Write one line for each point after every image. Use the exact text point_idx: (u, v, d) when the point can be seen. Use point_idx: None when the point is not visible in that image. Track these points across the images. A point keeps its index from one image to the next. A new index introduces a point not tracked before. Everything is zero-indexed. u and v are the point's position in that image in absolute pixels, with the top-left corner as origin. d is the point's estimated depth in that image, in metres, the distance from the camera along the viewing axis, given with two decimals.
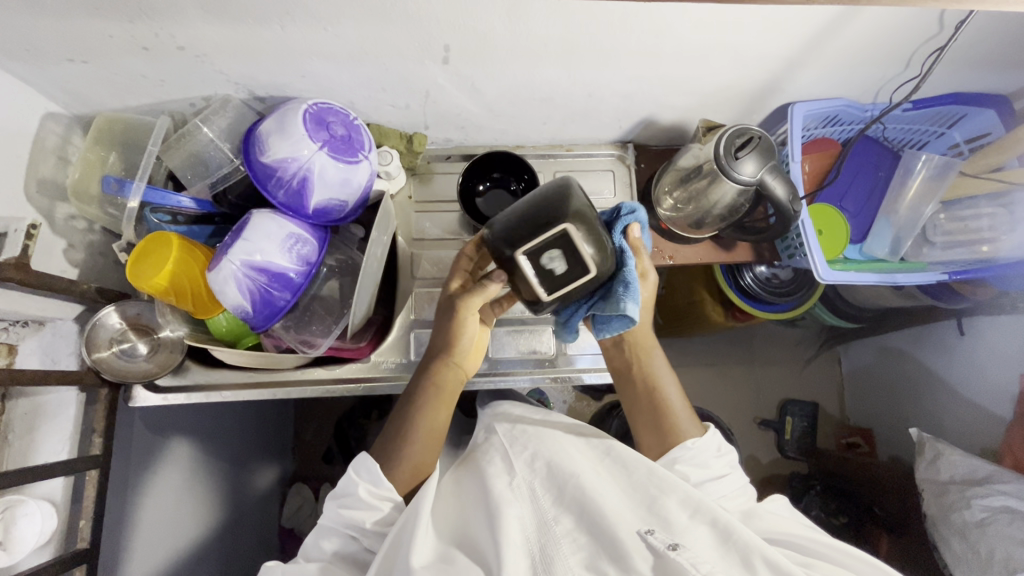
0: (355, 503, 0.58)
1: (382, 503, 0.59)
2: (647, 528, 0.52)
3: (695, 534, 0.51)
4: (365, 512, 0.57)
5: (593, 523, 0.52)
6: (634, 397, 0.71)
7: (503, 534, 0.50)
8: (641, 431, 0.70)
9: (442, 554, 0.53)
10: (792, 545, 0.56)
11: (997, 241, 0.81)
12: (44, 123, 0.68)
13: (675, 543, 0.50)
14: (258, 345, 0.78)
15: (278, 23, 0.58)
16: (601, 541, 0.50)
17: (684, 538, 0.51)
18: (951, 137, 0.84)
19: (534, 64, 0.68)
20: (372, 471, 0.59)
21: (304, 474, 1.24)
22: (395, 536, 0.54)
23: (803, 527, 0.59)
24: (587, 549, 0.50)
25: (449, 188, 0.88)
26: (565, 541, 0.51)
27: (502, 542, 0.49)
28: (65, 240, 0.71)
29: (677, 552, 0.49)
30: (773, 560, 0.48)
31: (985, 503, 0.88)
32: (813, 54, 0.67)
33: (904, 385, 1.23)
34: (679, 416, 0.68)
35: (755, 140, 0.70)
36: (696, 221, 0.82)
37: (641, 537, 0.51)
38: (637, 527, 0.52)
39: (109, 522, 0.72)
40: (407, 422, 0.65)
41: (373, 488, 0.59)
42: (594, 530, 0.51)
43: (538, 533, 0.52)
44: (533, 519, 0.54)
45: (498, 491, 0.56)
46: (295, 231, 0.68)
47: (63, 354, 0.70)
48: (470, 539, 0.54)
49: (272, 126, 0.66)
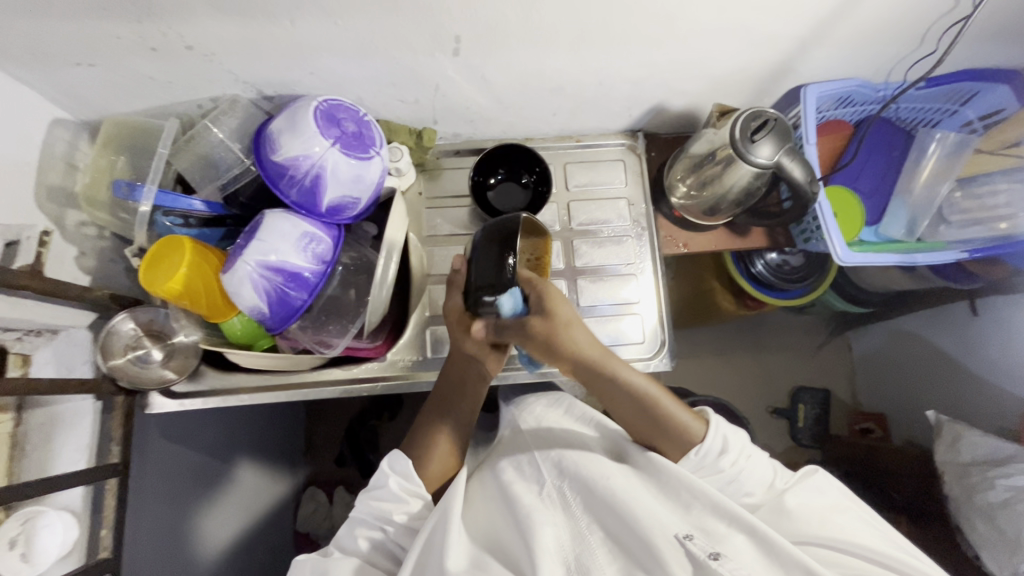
0: (378, 496, 0.59)
1: (413, 500, 0.59)
2: (686, 533, 0.51)
3: (734, 541, 0.50)
4: (394, 506, 0.58)
5: (626, 531, 0.51)
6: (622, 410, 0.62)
7: (536, 543, 0.50)
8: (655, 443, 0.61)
9: (474, 559, 0.52)
10: (829, 550, 0.54)
11: (1016, 218, 0.80)
12: (51, 129, 0.68)
13: (715, 552, 0.49)
14: (272, 345, 0.77)
15: (288, 19, 0.57)
16: (635, 551, 0.50)
17: (725, 547, 0.50)
18: (964, 114, 0.83)
19: (544, 53, 0.67)
20: (404, 465, 0.60)
21: (318, 478, 1.24)
22: (425, 538, 0.54)
23: (840, 527, 0.56)
24: (621, 560, 0.50)
25: (459, 183, 0.87)
26: (601, 551, 0.51)
27: (535, 552, 0.49)
28: (75, 247, 0.70)
29: (718, 563, 0.48)
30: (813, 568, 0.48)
31: (1009, 483, 0.87)
32: (827, 33, 0.66)
33: (918, 369, 1.23)
34: (675, 418, 0.60)
35: (772, 122, 0.69)
36: (711, 208, 0.81)
37: (679, 543, 0.50)
38: (676, 532, 0.51)
39: (130, 530, 0.71)
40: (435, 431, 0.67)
41: (404, 484, 0.60)
42: (629, 538, 0.51)
43: (573, 542, 0.52)
44: (568, 530, 0.53)
45: (528, 500, 0.55)
46: (309, 229, 0.68)
47: (78, 362, 0.69)
48: (502, 545, 0.54)
49: (283, 123, 0.65)
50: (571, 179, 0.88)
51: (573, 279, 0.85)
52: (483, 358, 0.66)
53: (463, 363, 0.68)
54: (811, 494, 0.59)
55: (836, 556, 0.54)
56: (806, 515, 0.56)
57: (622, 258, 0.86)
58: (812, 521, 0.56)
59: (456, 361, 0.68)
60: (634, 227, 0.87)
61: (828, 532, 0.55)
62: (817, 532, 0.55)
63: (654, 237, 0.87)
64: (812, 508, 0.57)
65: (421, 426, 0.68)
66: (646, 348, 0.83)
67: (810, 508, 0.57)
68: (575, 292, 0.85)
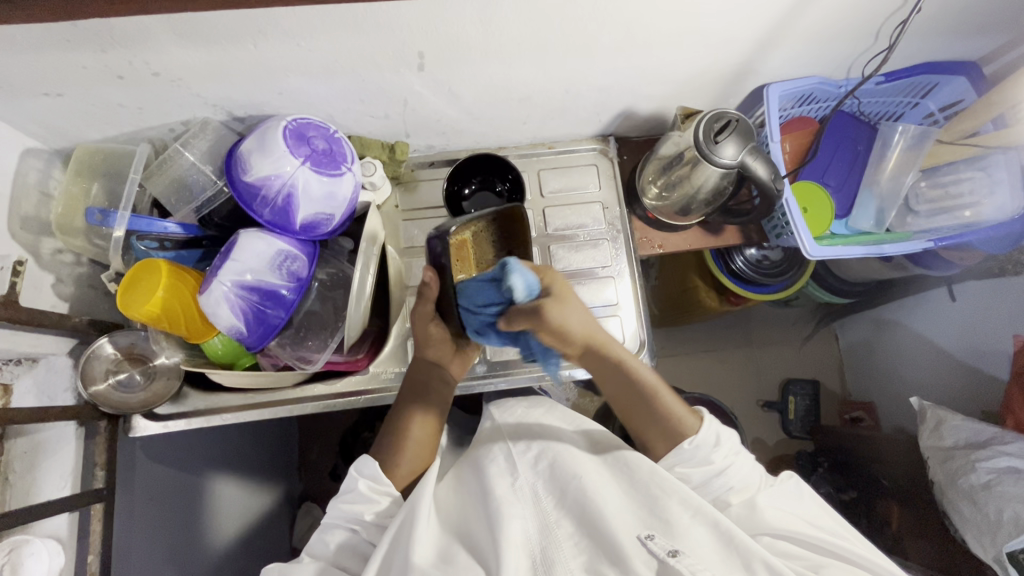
0: (349, 499, 0.61)
1: (382, 498, 0.61)
2: (648, 533, 0.52)
3: (694, 537, 0.51)
4: (364, 506, 0.60)
5: (592, 525, 0.52)
6: (618, 387, 0.62)
7: (504, 536, 0.50)
8: (641, 422, 0.63)
9: (443, 552, 0.53)
10: (795, 545, 0.55)
11: (979, 205, 0.83)
12: (24, 158, 0.68)
13: (675, 550, 0.49)
14: (255, 364, 0.78)
15: (251, 43, 0.58)
16: (601, 545, 0.50)
17: (684, 543, 0.50)
18: (926, 106, 0.86)
19: (508, 65, 0.68)
20: (373, 468, 0.62)
21: (312, 493, 1.24)
22: (391, 539, 0.55)
23: (809, 529, 0.57)
24: (587, 552, 0.51)
25: (434, 195, 0.88)
26: (567, 544, 0.51)
27: (501, 544, 0.49)
28: (53, 275, 0.71)
29: (677, 560, 0.48)
30: (773, 565, 0.48)
31: (990, 465, 0.88)
32: (782, 35, 0.68)
33: (902, 356, 1.24)
34: (670, 409, 0.62)
35: (733, 123, 0.71)
36: (682, 208, 0.83)
37: (642, 543, 0.50)
38: (637, 532, 0.51)
39: (117, 555, 0.71)
40: (405, 421, 0.68)
41: (373, 484, 0.61)
42: (596, 534, 0.51)
43: (541, 535, 0.52)
44: (536, 522, 0.53)
45: (501, 491, 0.56)
46: (284, 247, 0.69)
47: (60, 390, 0.70)
48: (471, 537, 0.55)
49: (253, 144, 0.66)
50: (546, 185, 0.89)
51: None
52: (446, 363, 0.71)
53: (424, 370, 0.71)
54: (781, 497, 0.60)
55: (804, 552, 0.54)
56: (771, 514, 0.58)
57: (600, 261, 0.87)
58: (781, 520, 0.57)
59: (419, 365, 0.71)
60: (610, 230, 0.88)
61: (791, 528, 0.56)
62: (786, 529, 0.56)
63: (629, 239, 0.88)
64: (778, 509, 0.58)
65: (388, 429, 0.69)
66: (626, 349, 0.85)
67: (775, 510, 0.58)
68: None
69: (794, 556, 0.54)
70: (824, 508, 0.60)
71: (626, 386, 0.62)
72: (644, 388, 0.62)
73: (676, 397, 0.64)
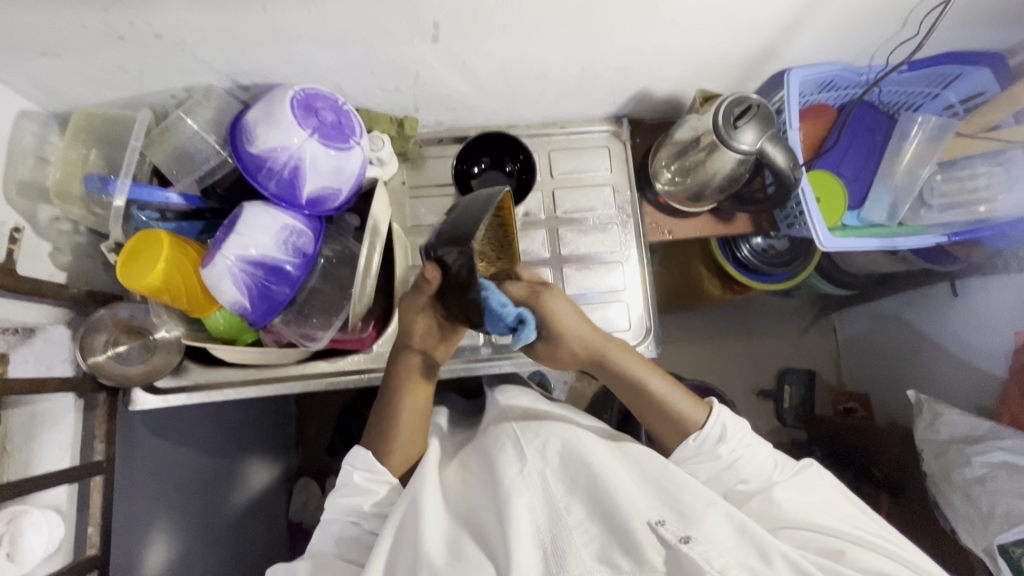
0: (345, 492, 0.61)
1: (380, 487, 0.61)
2: (658, 518, 0.51)
3: (706, 526, 0.51)
4: (362, 498, 0.60)
5: (605, 514, 0.52)
6: (624, 394, 0.66)
7: (512, 527, 0.50)
8: (651, 421, 0.65)
9: (451, 543, 0.53)
10: (815, 534, 0.56)
11: (994, 201, 0.82)
12: (19, 121, 0.66)
13: (687, 536, 0.49)
14: (256, 341, 0.77)
15: (260, 6, 0.55)
16: (611, 533, 0.50)
17: (696, 530, 0.50)
18: (946, 98, 0.84)
19: (525, 39, 0.66)
20: (366, 459, 0.61)
21: (308, 469, 1.24)
22: (399, 521, 0.55)
23: (832, 518, 0.57)
24: (598, 540, 0.50)
25: (441, 172, 0.87)
26: (577, 532, 0.51)
27: (510, 536, 0.49)
28: (50, 243, 0.69)
29: (689, 546, 0.48)
30: (789, 555, 0.49)
31: (984, 459, 0.89)
32: (808, 19, 0.66)
33: (898, 350, 1.25)
34: (673, 406, 0.63)
35: (755, 108, 0.69)
36: (694, 194, 0.81)
37: (653, 528, 0.50)
38: (648, 518, 0.51)
39: (118, 526, 0.72)
40: (393, 410, 0.64)
41: (368, 475, 0.61)
42: (608, 523, 0.51)
43: (550, 523, 0.52)
44: (545, 510, 0.53)
45: (508, 479, 0.55)
46: (289, 222, 0.67)
47: (58, 360, 0.67)
48: (479, 525, 0.55)
49: (259, 114, 0.64)
50: (556, 166, 0.88)
51: (559, 267, 0.85)
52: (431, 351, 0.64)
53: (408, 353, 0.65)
54: (804, 487, 0.60)
55: (823, 539, 0.55)
56: (793, 504, 0.58)
57: (608, 246, 0.86)
58: (798, 511, 0.58)
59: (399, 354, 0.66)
60: (619, 214, 0.87)
61: (807, 515, 0.57)
62: (800, 519, 0.57)
63: (639, 224, 0.87)
64: (802, 499, 0.59)
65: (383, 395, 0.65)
66: (631, 335, 0.84)
67: (799, 501, 0.59)
68: (561, 280, 0.85)
69: (810, 543, 0.55)
70: (844, 494, 0.61)
71: (629, 388, 0.65)
72: (635, 388, 0.64)
73: (681, 391, 0.65)
